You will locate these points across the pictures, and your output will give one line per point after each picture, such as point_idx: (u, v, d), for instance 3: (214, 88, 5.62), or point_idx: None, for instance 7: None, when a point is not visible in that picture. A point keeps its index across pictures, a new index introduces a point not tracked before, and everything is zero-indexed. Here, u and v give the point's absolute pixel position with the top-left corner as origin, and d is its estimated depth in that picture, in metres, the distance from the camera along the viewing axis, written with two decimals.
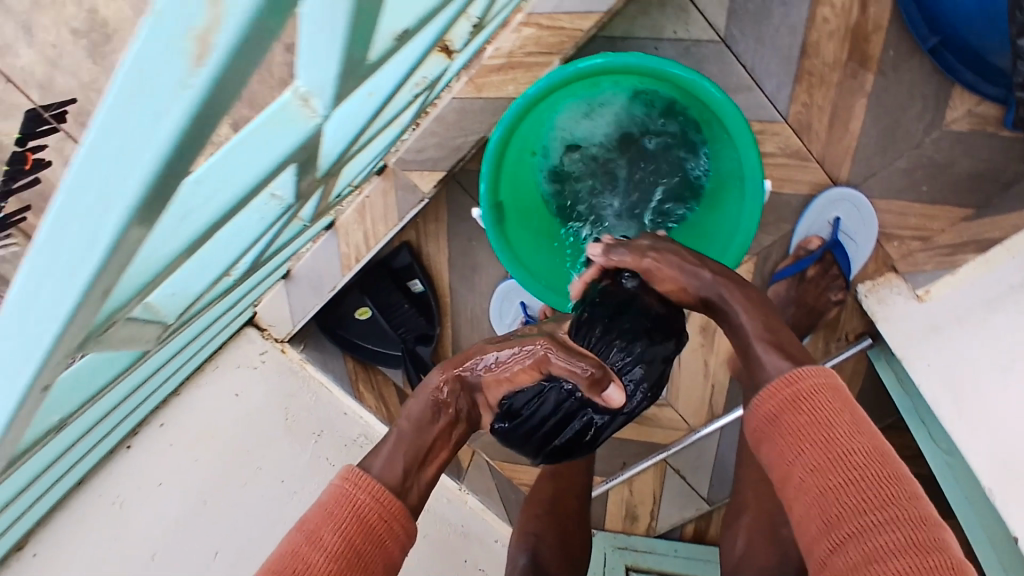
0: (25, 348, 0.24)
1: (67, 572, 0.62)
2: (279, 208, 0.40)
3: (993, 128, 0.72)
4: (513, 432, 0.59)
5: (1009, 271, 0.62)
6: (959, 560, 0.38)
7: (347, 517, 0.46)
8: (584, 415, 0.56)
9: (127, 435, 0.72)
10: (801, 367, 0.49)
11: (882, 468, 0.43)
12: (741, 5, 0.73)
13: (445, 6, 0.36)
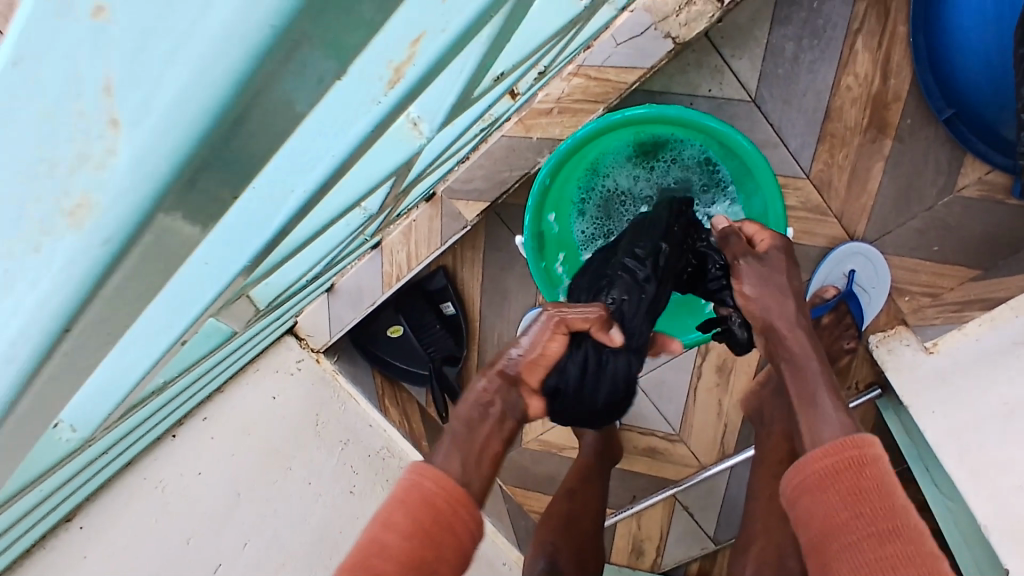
0: (187, 305, 0.28)
1: (111, 548, 0.64)
2: (364, 217, 0.45)
3: (1001, 196, 0.77)
4: (571, 407, 0.58)
5: (1014, 328, 0.66)
6: None
7: (413, 509, 0.45)
8: (613, 362, 0.59)
9: (174, 425, 0.74)
10: (861, 437, 0.50)
11: (924, 556, 0.42)
12: (772, 70, 0.80)
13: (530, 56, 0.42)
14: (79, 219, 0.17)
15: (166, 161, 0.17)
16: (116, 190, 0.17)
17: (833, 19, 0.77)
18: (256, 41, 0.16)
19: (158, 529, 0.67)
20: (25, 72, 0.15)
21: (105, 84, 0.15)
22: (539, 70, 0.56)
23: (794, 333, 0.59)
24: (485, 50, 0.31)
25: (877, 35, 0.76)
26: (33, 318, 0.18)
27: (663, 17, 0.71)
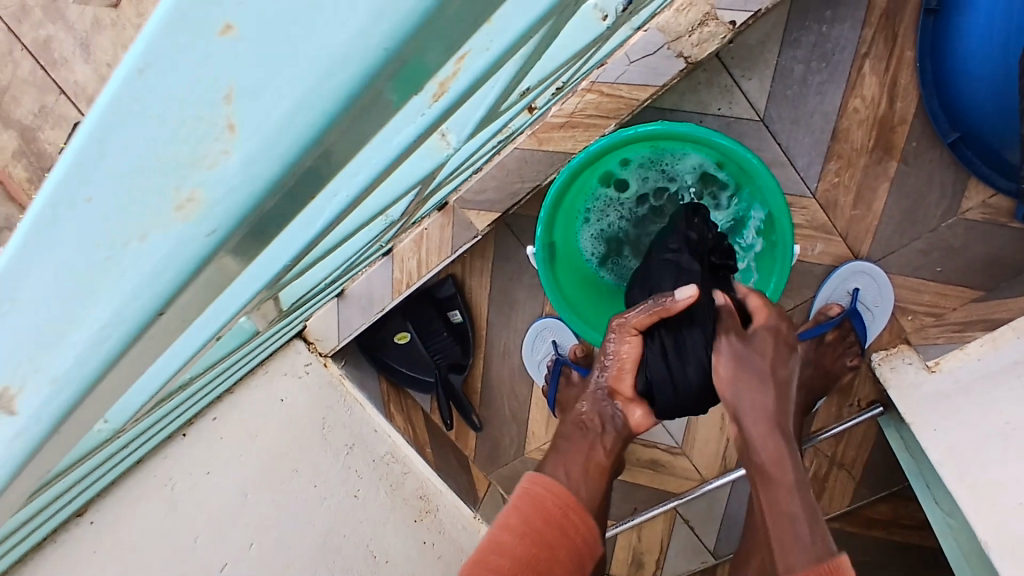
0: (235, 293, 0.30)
1: (125, 539, 0.68)
2: (385, 222, 0.47)
3: (1004, 219, 0.79)
4: (670, 395, 0.68)
5: (1013, 349, 0.67)
6: None
7: (532, 506, 0.57)
8: (686, 342, 0.67)
9: (184, 424, 0.77)
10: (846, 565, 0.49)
11: None
12: (781, 91, 0.82)
13: (551, 73, 0.43)
14: (188, 211, 0.18)
15: (276, 164, 0.17)
16: (224, 188, 0.17)
17: (842, 43, 0.78)
18: (382, 57, 0.16)
19: (167, 528, 0.70)
20: (150, 78, 0.16)
21: (226, 91, 0.16)
22: (557, 86, 0.58)
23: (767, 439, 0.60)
24: (517, 69, 0.32)
25: (884, 59, 0.78)
26: (129, 308, 0.19)
27: (676, 37, 0.72)
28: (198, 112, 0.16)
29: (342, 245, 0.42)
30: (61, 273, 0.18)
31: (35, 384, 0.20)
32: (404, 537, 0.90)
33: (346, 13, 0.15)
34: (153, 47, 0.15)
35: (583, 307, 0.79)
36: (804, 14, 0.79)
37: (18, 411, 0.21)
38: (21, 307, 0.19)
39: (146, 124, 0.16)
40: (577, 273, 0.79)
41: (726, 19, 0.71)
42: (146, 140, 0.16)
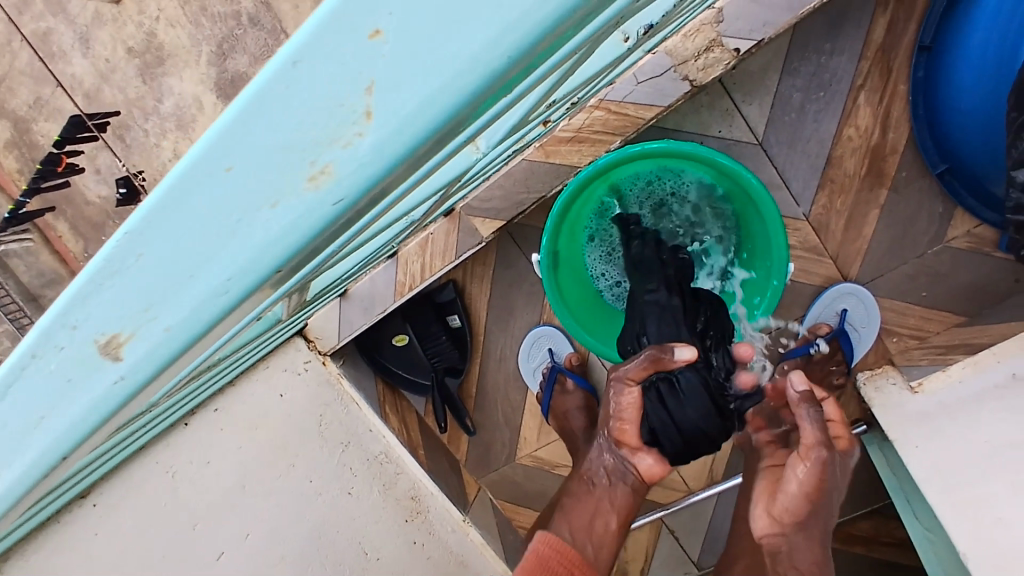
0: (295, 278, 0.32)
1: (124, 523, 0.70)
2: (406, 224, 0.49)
3: (988, 248, 0.82)
4: (676, 440, 0.68)
5: (998, 371, 0.70)
6: None
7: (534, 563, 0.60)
8: (679, 385, 0.66)
9: (186, 413, 0.77)
10: None
11: None
12: (779, 117, 0.85)
13: (579, 83, 0.46)
14: (317, 184, 0.19)
15: (401, 152, 0.19)
16: (354, 166, 0.19)
17: (839, 73, 0.82)
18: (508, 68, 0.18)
19: (168, 512, 0.72)
20: (300, 68, 0.18)
21: (368, 83, 0.18)
22: (572, 103, 0.61)
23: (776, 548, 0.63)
24: (555, 83, 0.35)
25: (879, 91, 0.81)
26: (247, 274, 0.21)
27: (683, 61, 0.76)
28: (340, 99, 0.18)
29: (373, 239, 0.45)
30: (192, 238, 0.20)
31: (141, 337, 0.22)
32: (395, 536, 0.91)
33: (483, 25, 0.17)
34: (310, 44, 0.17)
35: (584, 315, 0.81)
36: (804, 44, 0.82)
37: (121, 359, 0.23)
38: (142, 268, 0.21)
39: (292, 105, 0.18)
40: (577, 284, 0.81)
41: (731, 46, 0.74)
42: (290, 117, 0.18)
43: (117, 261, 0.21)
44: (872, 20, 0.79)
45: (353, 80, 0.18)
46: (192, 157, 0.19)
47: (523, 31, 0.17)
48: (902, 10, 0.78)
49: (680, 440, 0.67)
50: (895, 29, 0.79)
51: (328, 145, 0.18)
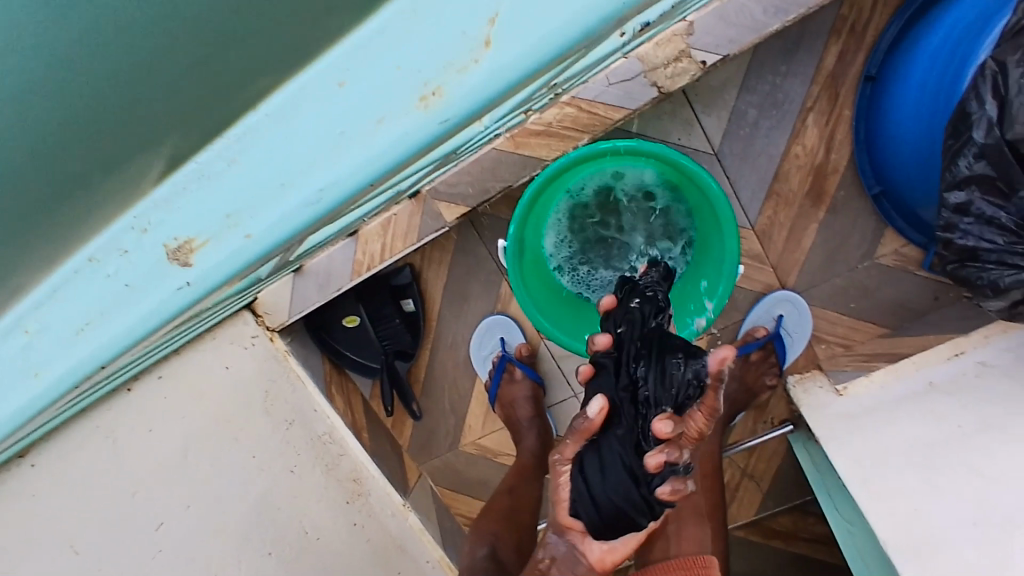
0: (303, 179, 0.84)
1: (72, 475, 0.74)
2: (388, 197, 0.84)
3: (913, 266, 0.90)
4: (600, 512, 0.62)
5: (935, 372, 0.79)
6: None
7: None
8: (606, 451, 0.62)
9: (128, 379, 0.80)
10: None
11: None
12: (734, 130, 0.90)
13: (510, 107, 0.78)
14: (427, 99, 0.80)
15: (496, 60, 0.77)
16: (456, 84, 0.79)
17: (792, 95, 0.88)
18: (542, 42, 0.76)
19: (109, 479, 0.74)
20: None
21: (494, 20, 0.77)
22: (548, 88, 0.77)
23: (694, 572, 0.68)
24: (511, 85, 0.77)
25: (826, 114, 0.88)
26: (346, 164, 0.83)
27: (653, 68, 0.77)
28: (482, 20, 0.77)
29: (361, 200, 0.83)
30: (279, 159, 0.86)
31: (230, 226, 0.85)
32: (337, 517, 0.89)
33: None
34: None
35: (541, 302, 0.82)
36: (763, 65, 0.88)
37: (192, 248, 0.86)
38: (239, 166, 0.89)
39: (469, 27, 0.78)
40: (537, 268, 0.83)
41: (698, 58, 0.77)
42: (457, 30, 0.79)
43: (225, 165, 0.89)
44: (825, 48, 0.86)
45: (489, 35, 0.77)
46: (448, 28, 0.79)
47: (549, 24, 0.75)
48: (853, 41, 0.85)
49: (601, 512, 0.62)
50: (845, 58, 0.86)
51: (449, 74, 0.79)
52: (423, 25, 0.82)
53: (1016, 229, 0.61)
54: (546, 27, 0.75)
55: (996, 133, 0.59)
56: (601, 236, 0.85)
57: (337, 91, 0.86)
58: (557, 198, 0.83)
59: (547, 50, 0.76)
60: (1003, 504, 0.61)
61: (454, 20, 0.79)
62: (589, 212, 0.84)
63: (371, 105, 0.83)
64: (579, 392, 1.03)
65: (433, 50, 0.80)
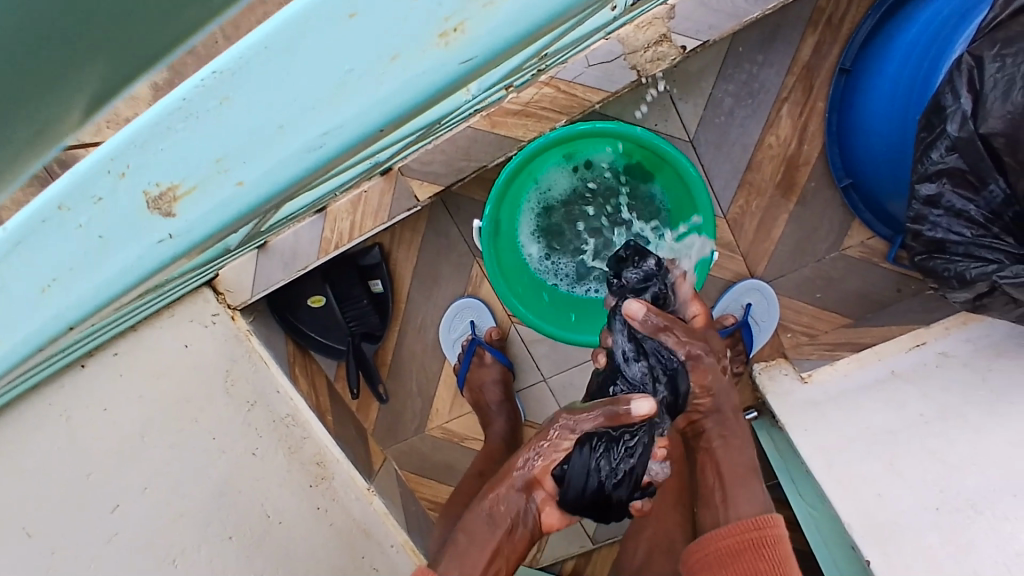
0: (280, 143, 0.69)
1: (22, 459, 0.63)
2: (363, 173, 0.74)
3: (877, 259, 0.92)
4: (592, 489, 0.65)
5: (892, 361, 0.83)
6: None
7: None
8: (621, 441, 0.65)
9: (84, 354, 0.70)
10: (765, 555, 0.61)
11: None
12: (710, 117, 0.90)
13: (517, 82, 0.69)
14: None
15: None
16: None
17: (767, 85, 0.88)
18: None
19: (62, 459, 0.66)
20: None
21: None
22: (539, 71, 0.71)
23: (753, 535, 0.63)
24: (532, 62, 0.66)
25: (800, 106, 0.89)
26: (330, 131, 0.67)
27: (633, 51, 0.76)
28: (196, 162, 0.24)
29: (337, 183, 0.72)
30: None
31: None
32: (300, 501, 0.88)
33: None
34: None
35: (517, 285, 0.82)
36: (741, 54, 0.88)
37: None
38: None
39: (158, 140, 0.24)
40: (513, 253, 0.83)
41: (678, 44, 0.77)
42: (168, 160, 0.24)
43: None
44: (801, 39, 0.86)
45: (206, 150, 0.24)
46: (69, 184, 0.25)
47: None
48: (828, 33, 0.86)
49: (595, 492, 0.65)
50: (820, 51, 0.87)
51: None
52: (20, 277, 0.28)
53: (984, 221, 0.64)
54: (327, 126, 0.23)
55: (970, 127, 0.61)
56: (562, 233, 0.85)
57: (110, 184, 0.25)
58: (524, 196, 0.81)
59: (305, 164, 0.24)
60: (963, 486, 0.63)
61: (113, 283, 0.27)
62: (549, 209, 0.84)
63: (12, 283, 0.28)
64: (547, 377, 1.02)
65: (74, 278, 0.27)
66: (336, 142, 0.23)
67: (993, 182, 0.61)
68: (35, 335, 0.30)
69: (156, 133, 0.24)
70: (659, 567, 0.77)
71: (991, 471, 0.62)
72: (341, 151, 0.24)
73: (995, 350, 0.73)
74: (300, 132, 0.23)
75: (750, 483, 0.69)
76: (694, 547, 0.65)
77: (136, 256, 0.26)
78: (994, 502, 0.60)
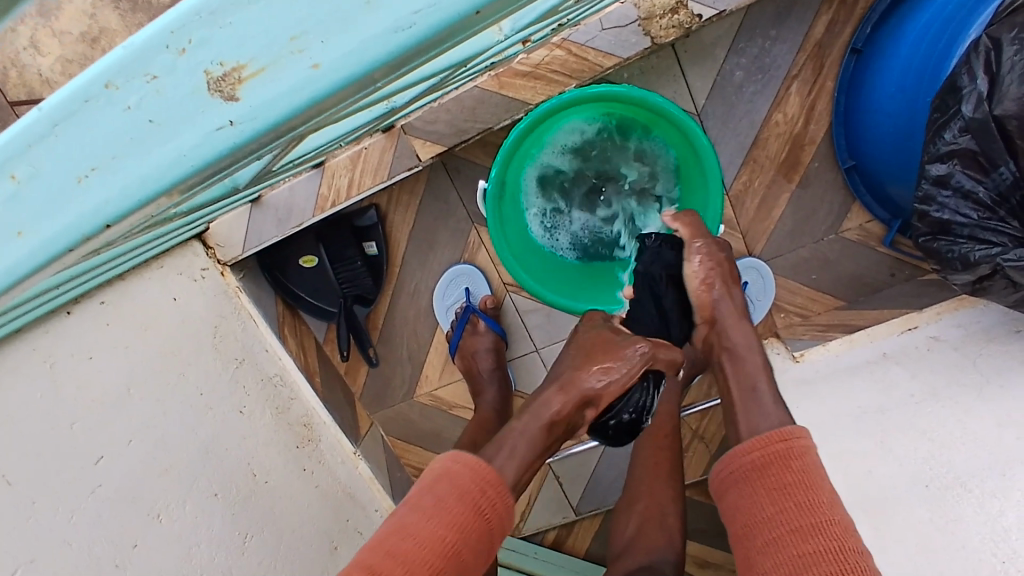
0: None
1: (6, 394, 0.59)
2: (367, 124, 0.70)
3: (873, 242, 0.93)
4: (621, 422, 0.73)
5: (881, 344, 0.84)
6: (818, 508, 0.53)
7: (445, 488, 0.54)
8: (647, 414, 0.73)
9: (70, 301, 0.68)
10: (800, 446, 0.58)
11: (811, 516, 0.52)
12: (718, 92, 0.90)
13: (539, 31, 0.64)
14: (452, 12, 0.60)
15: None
16: None
17: (779, 61, 0.88)
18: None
19: (45, 407, 0.62)
20: None
21: None
22: (558, 25, 0.67)
23: (778, 437, 0.59)
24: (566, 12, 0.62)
25: (809, 84, 0.88)
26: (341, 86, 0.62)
27: (649, 16, 0.75)
28: (271, 43, 0.27)
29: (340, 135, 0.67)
30: None
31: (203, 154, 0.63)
32: (286, 462, 0.87)
33: None
34: None
35: (516, 250, 0.81)
36: (755, 28, 0.87)
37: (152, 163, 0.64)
38: None
39: (231, 14, 0.27)
40: (515, 214, 0.82)
41: (694, 11, 0.75)
42: (236, 40, 0.27)
43: None
44: (816, 16, 0.86)
45: (281, 30, 0.26)
46: (128, 58, 0.28)
47: None
48: (843, 11, 0.85)
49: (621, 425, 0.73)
50: (834, 28, 0.86)
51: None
52: (84, 149, 0.30)
53: (991, 204, 0.64)
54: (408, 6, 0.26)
55: (984, 108, 0.61)
56: (575, 195, 0.83)
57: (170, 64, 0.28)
58: (527, 155, 0.80)
59: (384, 44, 0.26)
60: (952, 463, 0.64)
61: (175, 161, 0.30)
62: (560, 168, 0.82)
63: (60, 160, 0.31)
64: (540, 347, 1.02)
65: (135, 153, 0.30)
66: (422, 21, 0.26)
67: (1003, 165, 0.62)
68: (76, 223, 0.33)
69: (230, 8, 0.26)
70: (647, 537, 0.77)
71: (982, 450, 0.62)
72: (426, 32, 0.26)
73: (987, 335, 0.74)
74: (390, 12, 0.26)
75: (761, 399, 0.65)
76: (722, 465, 0.61)
77: (196, 136, 0.29)
78: (984, 478, 0.61)
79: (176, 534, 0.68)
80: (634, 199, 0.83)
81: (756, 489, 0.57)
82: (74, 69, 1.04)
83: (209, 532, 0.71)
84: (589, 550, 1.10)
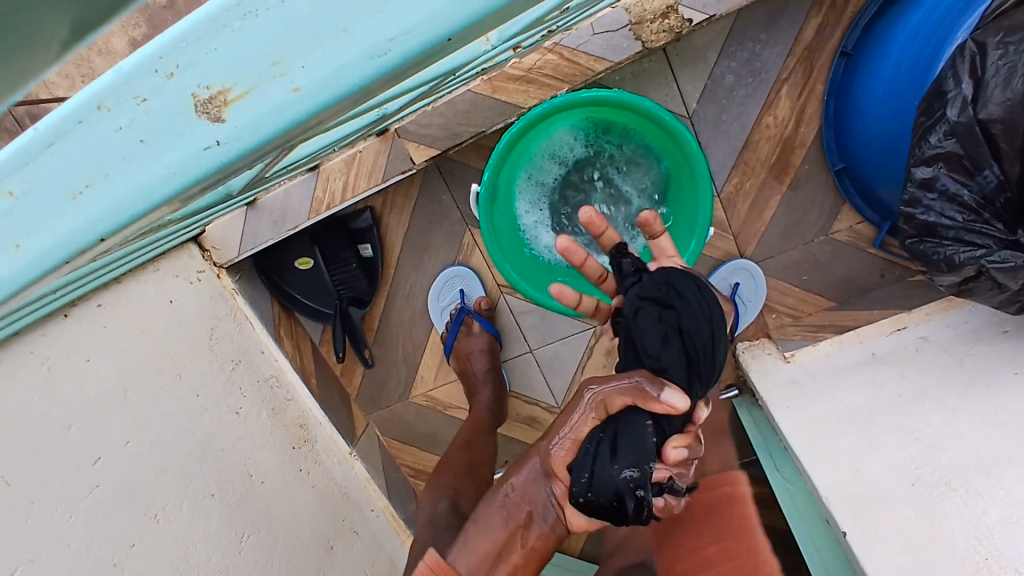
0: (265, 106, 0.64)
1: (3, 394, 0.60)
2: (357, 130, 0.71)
3: (864, 244, 0.94)
4: (596, 487, 0.56)
5: (870, 344, 0.85)
6: (750, 542, 0.66)
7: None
8: (627, 472, 0.55)
9: (66, 304, 0.69)
10: (738, 487, 0.73)
11: (741, 544, 0.66)
12: (709, 95, 0.91)
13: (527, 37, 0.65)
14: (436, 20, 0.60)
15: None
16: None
17: (769, 64, 0.89)
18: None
19: (43, 409, 0.63)
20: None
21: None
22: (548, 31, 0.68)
23: (721, 479, 0.74)
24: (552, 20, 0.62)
25: (800, 87, 0.89)
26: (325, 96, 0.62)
27: (639, 21, 0.76)
28: (252, 65, 0.24)
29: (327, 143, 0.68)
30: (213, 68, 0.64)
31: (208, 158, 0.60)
32: (283, 463, 0.87)
33: None
34: None
35: (509, 254, 0.81)
36: (745, 32, 0.88)
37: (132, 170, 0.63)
38: None
39: (213, 39, 0.23)
40: (508, 218, 0.82)
41: (684, 15, 0.76)
42: (219, 61, 0.24)
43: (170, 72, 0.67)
44: (806, 20, 0.87)
45: (263, 51, 0.23)
46: (114, 81, 0.24)
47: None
48: (832, 15, 0.86)
49: (599, 489, 0.56)
50: (823, 32, 0.87)
51: None
52: (51, 181, 0.26)
53: (975, 207, 0.66)
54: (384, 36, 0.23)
55: (969, 112, 0.63)
56: (580, 204, 0.84)
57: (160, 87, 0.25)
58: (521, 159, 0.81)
59: (365, 71, 0.23)
60: (936, 463, 0.65)
61: (147, 193, 0.26)
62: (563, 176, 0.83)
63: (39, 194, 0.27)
64: (534, 348, 1.03)
65: (109, 183, 0.26)
66: (400, 49, 0.23)
67: (988, 168, 0.64)
68: (62, 242, 0.28)
69: (211, 30, 0.23)
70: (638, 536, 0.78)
71: (968, 449, 0.63)
72: (404, 60, 0.24)
73: (974, 336, 0.75)
74: (366, 34, 0.23)
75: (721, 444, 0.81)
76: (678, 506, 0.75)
77: (178, 162, 0.26)
78: (969, 478, 0.62)
79: (173, 535, 0.69)
80: (627, 205, 0.84)
81: (700, 534, 0.70)
82: (72, 70, 1.05)
83: (206, 532, 0.72)
84: (584, 549, 1.11)
